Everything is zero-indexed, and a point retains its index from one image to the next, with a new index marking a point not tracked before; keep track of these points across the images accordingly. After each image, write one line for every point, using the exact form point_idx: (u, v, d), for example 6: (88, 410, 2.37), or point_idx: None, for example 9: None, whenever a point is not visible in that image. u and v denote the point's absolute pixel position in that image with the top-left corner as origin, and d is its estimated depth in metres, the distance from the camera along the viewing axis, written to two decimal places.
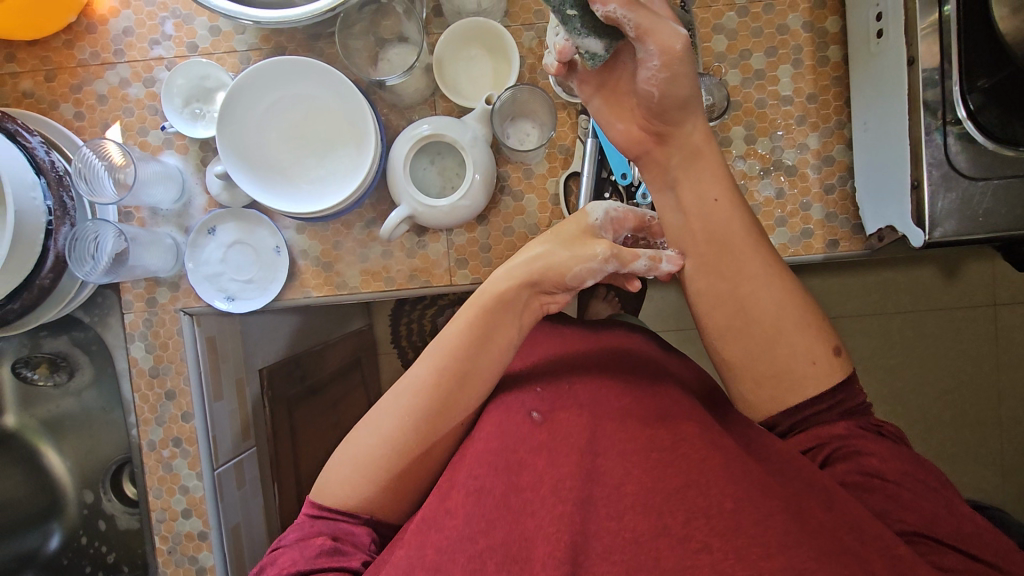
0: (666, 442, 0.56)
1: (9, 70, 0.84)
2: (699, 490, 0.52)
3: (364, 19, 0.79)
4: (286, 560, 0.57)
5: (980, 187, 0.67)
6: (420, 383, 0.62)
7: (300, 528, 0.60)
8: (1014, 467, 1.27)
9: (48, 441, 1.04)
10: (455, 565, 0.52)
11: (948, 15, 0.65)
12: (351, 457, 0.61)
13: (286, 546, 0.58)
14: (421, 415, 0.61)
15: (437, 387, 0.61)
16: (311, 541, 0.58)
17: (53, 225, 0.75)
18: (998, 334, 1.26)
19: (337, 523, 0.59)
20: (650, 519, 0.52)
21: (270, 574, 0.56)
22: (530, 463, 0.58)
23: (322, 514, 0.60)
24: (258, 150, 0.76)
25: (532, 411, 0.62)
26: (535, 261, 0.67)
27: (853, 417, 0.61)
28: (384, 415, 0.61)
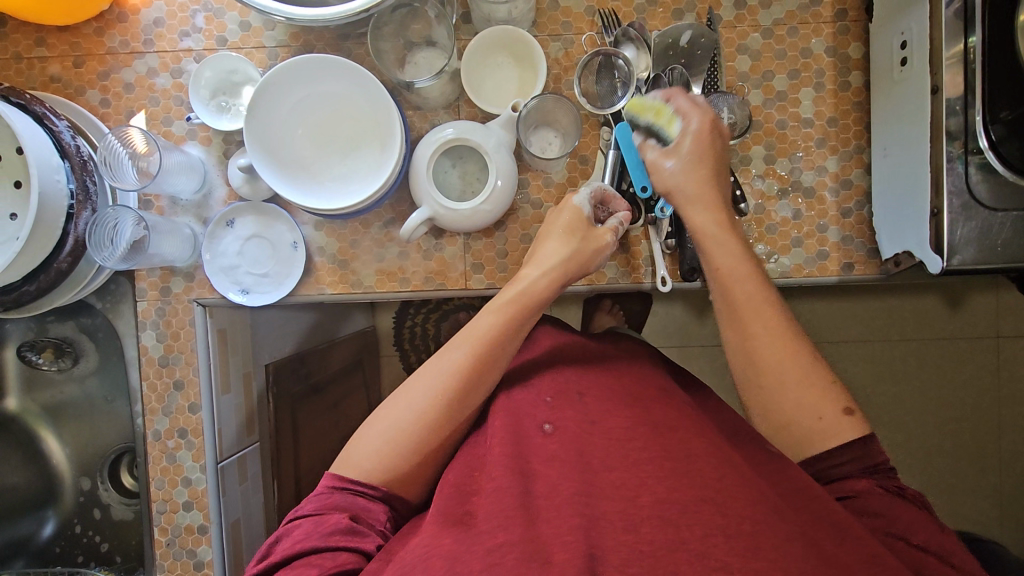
0: (682, 452, 0.57)
1: (38, 54, 0.85)
2: (716, 508, 0.51)
3: (394, 21, 0.79)
4: (301, 533, 0.57)
5: (1000, 218, 0.68)
6: (448, 369, 0.64)
7: (317, 499, 0.60)
8: (1013, 501, 1.26)
9: (48, 427, 1.03)
10: (474, 556, 0.51)
11: (972, 46, 0.66)
12: (369, 450, 0.61)
13: (303, 517, 0.58)
14: (443, 402, 0.63)
15: (461, 375, 0.64)
16: (327, 515, 0.58)
17: (75, 209, 0.75)
18: (1001, 367, 1.26)
19: (355, 498, 0.60)
20: (666, 531, 0.50)
21: (284, 545, 0.57)
22: (545, 471, 0.58)
23: (340, 487, 0.60)
24: (284, 144, 0.76)
25: (544, 423, 0.63)
26: (567, 262, 0.73)
27: (875, 473, 0.58)
28: (408, 403, 0.63)
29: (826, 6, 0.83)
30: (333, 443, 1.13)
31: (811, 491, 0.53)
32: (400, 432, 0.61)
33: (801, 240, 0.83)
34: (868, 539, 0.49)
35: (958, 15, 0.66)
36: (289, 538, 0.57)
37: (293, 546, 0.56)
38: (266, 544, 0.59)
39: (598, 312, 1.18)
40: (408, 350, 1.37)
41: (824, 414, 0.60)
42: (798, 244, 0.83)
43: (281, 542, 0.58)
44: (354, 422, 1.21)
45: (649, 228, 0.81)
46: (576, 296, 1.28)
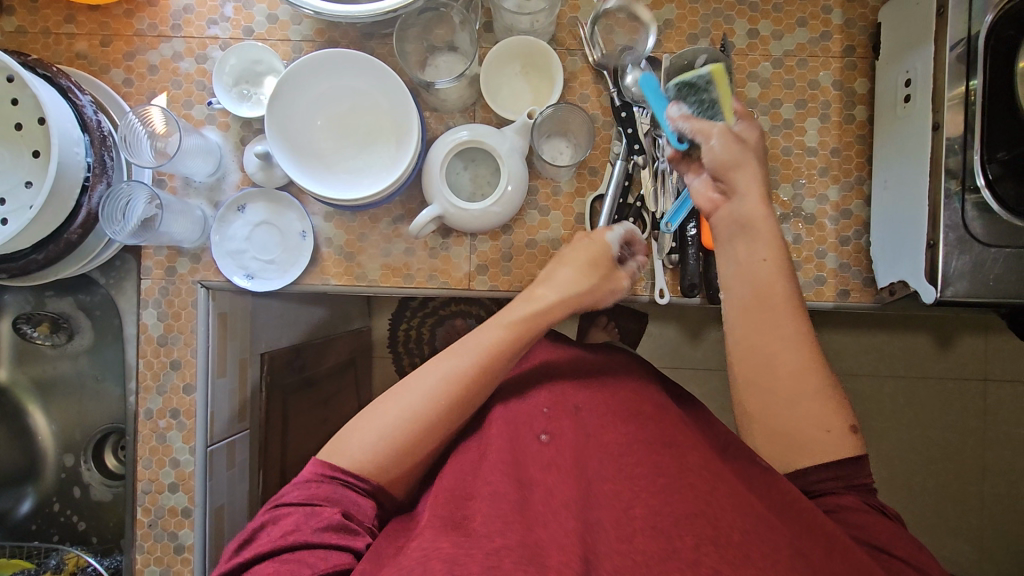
0: (682, 465, 0.58)
1: (67, 30, 0.86)
2: (708, 519, 0.52)
3: (419, 24, 0.82)
4: (291, 523, 0.56)
5: (993, 254, 0.70)
6: (444, 373, 0.65)
7: (306, 487, 0.59)
8: (993, 543, 1.27)
9: (36, 402, 1.02)
10: (474, 559, 0.49)
11: (973, 89, 0.68)
12: (360, 440, 0.61)
13: (291, 507, 0.58)
14: (443, 403, 0.64)
15: (460, 378, 0.65)
16: (318, 508, 0.57)
17: (90, 182, 0.77)
18: (987, 411, 1.28)
19: (347, 491, 0.59)
20: (659, 541, 0.51)
21: (273, 535, 0.56)
22: (541, 481, 0.59)
23: (333, 478, 0.60)
24: (300, 131, 0.78)
25: (542, 434, 0.65)
26: (583, 293, 0.75)
27: (857, 489, 0.58)
28: (399, 400, 0.63)
29: (836, 42, 0.86)
30: (320, 440, 1.13)
31: (800, 503, 0.53)
32: (390, 434, 0.62)
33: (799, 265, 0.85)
34: (859, 553, 0.50)
35: (961, 58, 0.68)
36: (276, 526, 0.57)
37: (282, 535, 0.55)
38: (248, 531, 0.58)
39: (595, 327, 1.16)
40: (402, 353, 1.37)
41: (818, 429, 0.60)
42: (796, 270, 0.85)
43: (267, 528, 0.57)
44: (343, 419, 1.21)
45: (654, 242, 0.83)
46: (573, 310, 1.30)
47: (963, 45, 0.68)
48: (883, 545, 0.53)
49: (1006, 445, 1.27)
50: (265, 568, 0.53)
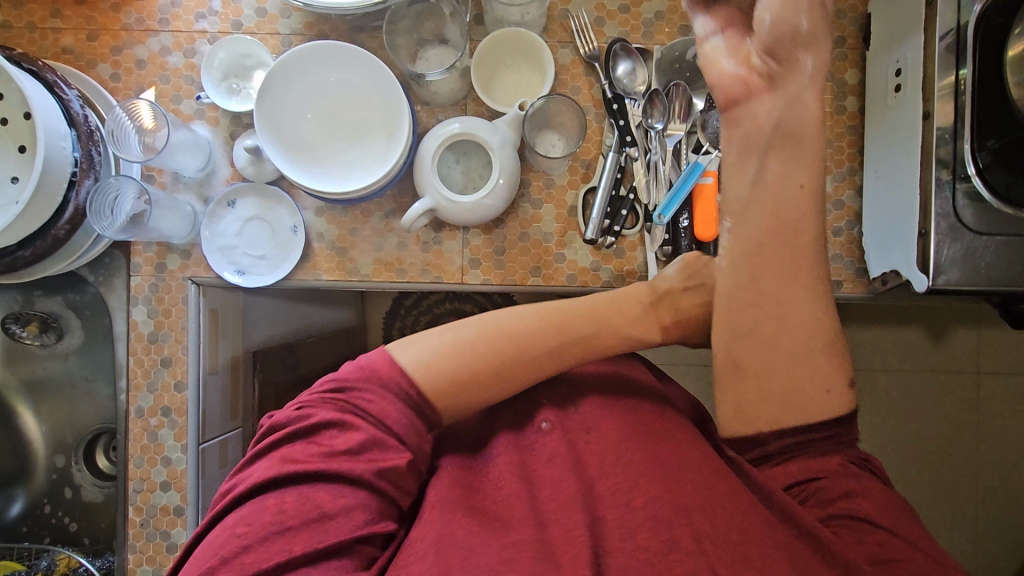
0: (683, 458, 0.57)
1: (52, 25, 0.85)
2: (705, 516, 0.51)
3: (409, 17, 0.81)
4: (355, 440, 0.55)
5: (983, 242, 0.70)
6: (515, 321, 0.64)
7: (381, 398, 0.57)
8: (987, 534, 1.28)
9: (25, 403, 1.01)
10: (489, 548, 0.50)
11: (963, 78, 0.69)
12: (421, 348, 0.62)
13: (362, 419, 0.56)
14: (534, 333, 0.64)
15: (532, 336, 0.64)
16: (384, 437, 0.56)
17: (77, 177, 0.76)
18: (980, 402, 1.28)
19: (414, 423, 0.58)
20: (659, 535, 0.50)
21: (336, 447, 0.54)
22: (547, 471, 0.59)
23: (405, 404, 0.58)
24: (292, 125, 0.78)
25: (543, 421, 0.63)
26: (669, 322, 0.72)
27: (841, 450, 0.60)
28: (468, 326, 0.64)
29: (826, 33, 0.86)
30: None
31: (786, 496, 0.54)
32: (477, 351, 0.62)
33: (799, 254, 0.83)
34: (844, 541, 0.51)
35: (951, 48, 0.69)
36: (339, 435, 0.55)
37: (341, 452, 0.54)
38: (313, 423, 0.56)
39: None
40: None
41: (819, 389, 0.62)
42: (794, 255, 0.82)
43: (329, 432, 0.55)
44: None
45: (646, 234, 0.83)
46: None
47: (953, 35, 0.69)
48: (869, 515, 0.54)
49: (999, 436, 1.28)
50: (316, 488, 0.52)
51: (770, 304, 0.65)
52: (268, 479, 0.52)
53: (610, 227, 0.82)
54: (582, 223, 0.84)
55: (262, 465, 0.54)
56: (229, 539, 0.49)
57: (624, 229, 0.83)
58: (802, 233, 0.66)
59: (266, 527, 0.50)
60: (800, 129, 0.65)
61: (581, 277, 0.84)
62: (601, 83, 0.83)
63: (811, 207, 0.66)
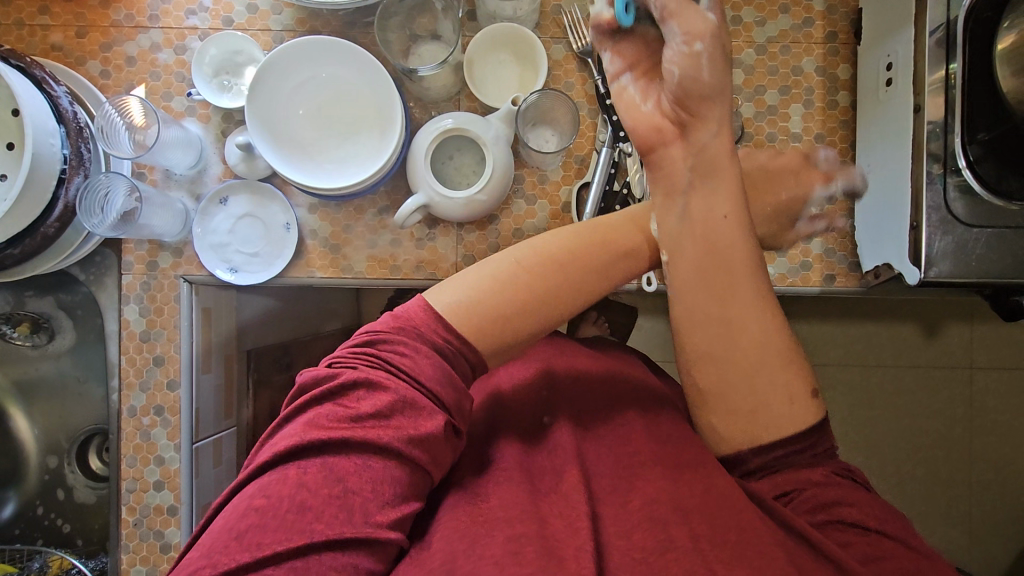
0: (680, 455, 0.57)
1: (41, 22, 0.84)
2: (703, 517, 0.51)
3: (402, 13, 0.81)
4: (385, 400, 0.50)
5: (975, 234, 0.71)
6: (558, 245, 0.59)
7: (414, 351, 0.53)
8: (980, 528, 1.28)
9: (17, 404, 1.00)
10: (493, 541, 0.48)
11: (953, 72, 0.69)
12: (457, 288, 0.57)
13: (394, 377, 0.52)
14: (571, 255, 0.59)
15: (569, 259, 0.59)
16: (417, 400, 0.51)
17: (66, 174, 0.75)
18: (973, 397, 1.29)
19: (451, 379, 0.53)
20: (655, 532, 0.50)
21: (365, 409, 0.50)
22: (549, 464, 0.58)
23: (441, 354, 0.54)
24: (284, 122, 0.77)
25: (543, 416, 0.64)
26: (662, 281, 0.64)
27: (821, 461, 0.57)
28: (508, 256, 0.58)
29: (818, 28, 0.86)
30: None
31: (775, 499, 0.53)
32: (508, 273, 0.57)
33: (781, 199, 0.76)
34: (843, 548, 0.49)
35: (940, 43, 0.69)
36: (367, 397, 0.51)
37: (370, 417, 0.49)
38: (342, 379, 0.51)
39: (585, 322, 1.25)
40: None
41: (784, 400, 0.58)
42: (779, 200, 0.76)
43: (357, 393, 0.51)
44: None
45: None
46: None
47: (943, 29, 0.69)
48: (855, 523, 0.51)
49: (992, 431, 1.29)
50: (339, 458, 0.48)
51: (724, 335, 0.59)
52: (292, 446, 0.48)
53: None
54: (576, 218, 0.83)
55: (286, 432, 0.50)
56: (246, 514, 0.45)
57: None
58: (734, 256, 0.60)
59: (287, 501, 0.45)
60: (716, 168, 0.60)
61: None
62: (594, 79, 0.83)
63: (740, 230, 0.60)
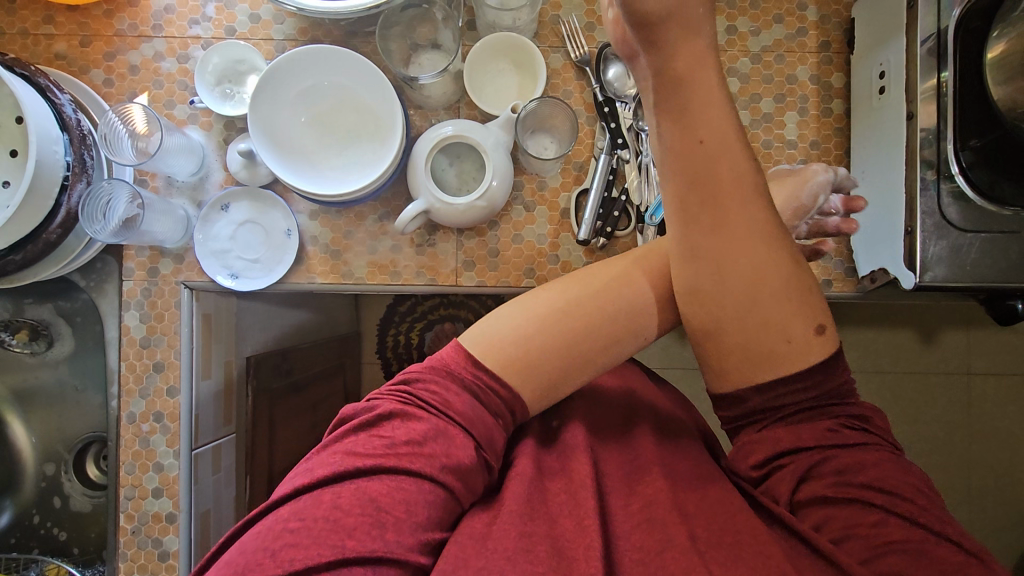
0: (683, 461, 0.58)
1: (45, 31, 0.85)
2: (701, 521, 0.51)
3: (402, 22, 0.82)
4: (423, 430, 0.53)
5: (969, 239, 0.72)
6: (598, 283, 0.60)
7: (445, 388, 0.56)
8: (981, 534, 1.28)
9: (16, 412, 1.00)
10: (508, 534, 0.49)
11: (945, 81, 0.70)
12: (494, 327, 0.59)
13: (430, 412, 0.54)
14: (601, 293, 0.60)
15: (596, 298, 0.60)
16: (453, 430, 0.54)
17: (69, 181, 0.75)
18: (971, 403, 1.30)
19: (483, 413, 0.56)
20: (654, 536, 0.50)
21: (404, 435, 0.52)
22: (561, 468, 0.58)
23: (473, 391, 0.56)
24: (286, 130, 0.78)
25: (551, 422, 0.64)
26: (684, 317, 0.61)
27: (827, 420, 0.56)
28: (543, 296, 0.60)
29: (811, 37, 0.88)
30: (307, 446, 1.10)
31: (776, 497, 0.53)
32: (547, 314, 0.59)
33: (818, 189, 0.71)
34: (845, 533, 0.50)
35: (932, 52, 0.70)
36: (400, 426, 0.53)
37: (404, 444, 0.51)
38: (383, 413, 0.54)
39: None
40: (390, 358, 1.36)
41: (780, 339, 0.56)
42: (816, 194, 0.71)
43: (391, 423, 0.53)
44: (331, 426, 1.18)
45: (639, 235, 0.83)
46: None
47: (934, 39, 0.70)
48: (862, 493, 0.51)
49: (991, 437, 1.29)
50: (372, 481, 0.49)
51: (730, 276, 0.55)
52: (329, 474, 0.49)
53: (603, 228, 0.83)
54: (575, 224, 0.84)
55: (324, 458, 0.51)
56: (280, 535, 0.45)
57: (617, 230, 0.84)
58: (722, 177, 0.52)
59: (322, 523, 0.46)
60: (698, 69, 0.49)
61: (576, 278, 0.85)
62: (593, 87, 0.84)
63: (729, 141, 0.52)
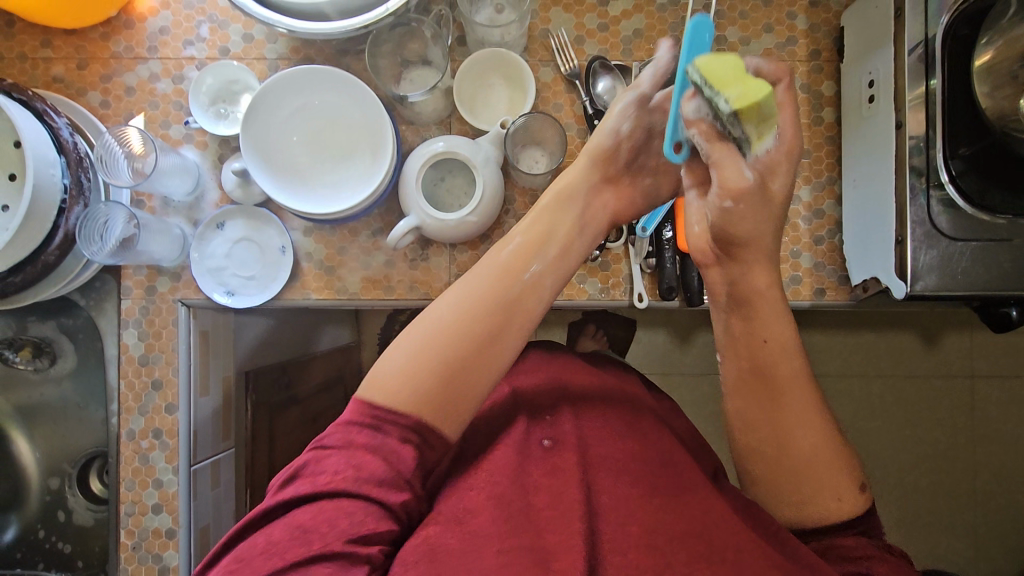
0: (685, 477, 0.59)
1: (43, 55, 0.87)
2: (702, 538, 0.53)
3: (392, 40, 0.83)
4: (331, 471, 0.50)
5: (959, 247, 0.72)
6: (460, 304, 0.57)
7: (347, 427, 0.52)
8: (986, 539, 1.27)
9: (20, 428, 1.01)
10: (486, 557, 0.50)
11: (933, 88, 0.70)
12: (376, 378, 0.54)
13: (334, 451, 0.51)
14: (472, 314, 0.56)
15: (463, 320, 0.56)
16: (362, 462, 0.50)
17: (66, 204, 0.76)
18: (975, 406, 1.29)
19: (392, 444, 0.51)
20: (652, 556, 0.52)
21: (314, 481, 0.50)
22: (546, 483, 0.58)
23: (376, 426, 0.52)
24: (281, 152, 0.79)
25: (543, 439, 0.62)
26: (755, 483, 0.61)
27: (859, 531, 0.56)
28: (410, 334, 0.56)
29: (801, 46, 0.88)
30: None
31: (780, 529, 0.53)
32: (420, 349, 0.54)
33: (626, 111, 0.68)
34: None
35: (920, 60, 0.70)
36: (316, 467, 0.50)
37: (318, 484, 0.49)
38: (295, 466, 0.51)
39: (583, 336, 1.27)
40: None
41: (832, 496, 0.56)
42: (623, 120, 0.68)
43: (308, 466, 0.51)
44: None
45: (631, 247, 0.84)
46: (562, 318, 1.30)
47: (922, 47, 0.70)
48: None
49: (994, 440, 1.28)
50: (295, 518, 0.48)
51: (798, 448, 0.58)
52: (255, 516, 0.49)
53: None
54: None
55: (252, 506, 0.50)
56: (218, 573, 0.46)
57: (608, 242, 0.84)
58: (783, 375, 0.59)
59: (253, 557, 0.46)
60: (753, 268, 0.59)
61: (566, 290, 0.85)
62: (583, 101, 0.85)
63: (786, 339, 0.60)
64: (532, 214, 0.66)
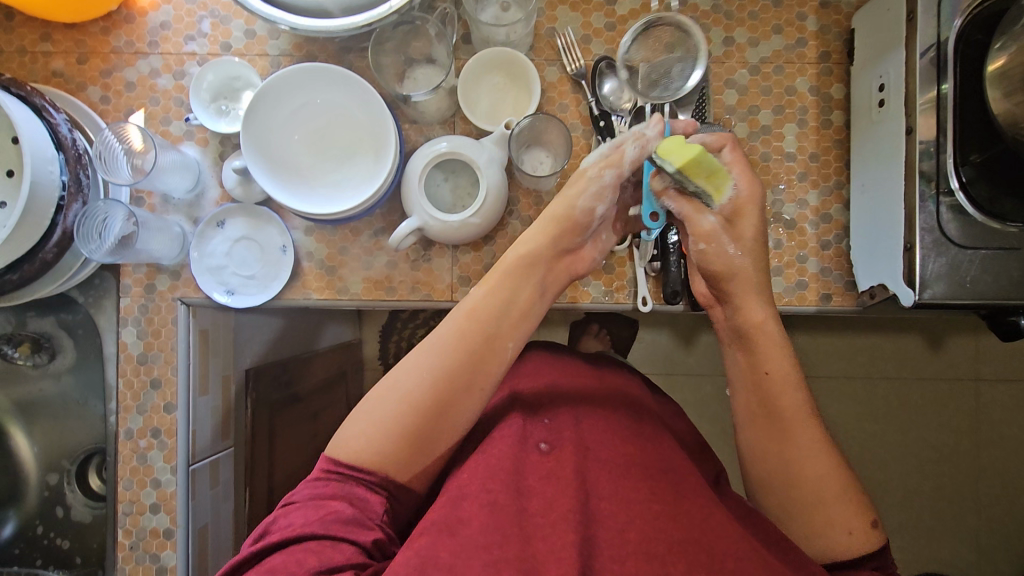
0: (686, 484, 0.57)
1: (43, 48, 0.86)
2: (702, 547, 0.52)
3: (395, 38, 0.82)
4: (301, 518, 0.54)
5: (969, 255, 0.71)
6: (424, 367, 0.59)
7: (315, 483, 0.57)
8: (988, 544, 1.27)
9: (18, 424, 1.01)
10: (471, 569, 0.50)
11: (944, 93, 0.69)
12: (348, 439, 0.58)
13: (304, 503, 0.55)
14: (434, 381, 0.59)
15: (424, 386, 0.59)
16: (329, 503, 0.54)
17: (64, 201, 0.75)
18: (979, 411, 1.28)
19: (359, 487, 0.56)
20: (650, 566, 0.51)
21: (285, 532, 0.53)
22: (540, 488, 0.57)
23: (342, 474, 0.56)
24: (281, 150, 0.78)
25: (540, 443, 0.62)
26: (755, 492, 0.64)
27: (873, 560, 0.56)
28: (375, 402, 0.59)
29: (811, 48, 0.86)
30: (308, 454, 1.10)
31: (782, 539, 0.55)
32: (384, 419, 0.58)
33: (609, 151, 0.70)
34: None
35: (932, 64, 0.69)
36: (287, 517, 0.54)
37: (291, 527, 0.53)
38: (265, 529, 0.55)
39: (586, 335, 1.26)
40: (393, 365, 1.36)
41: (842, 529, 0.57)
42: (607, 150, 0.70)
43: (279, 521, 0.54)
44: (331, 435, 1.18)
45: (635, 250, 0.83)
46: (565, 317, 1.30)
47: (933, 51, 0.69)
48: None
49: (998, 446, 1.27)
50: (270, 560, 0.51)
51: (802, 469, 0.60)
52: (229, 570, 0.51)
53: None
54: None
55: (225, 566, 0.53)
56: None
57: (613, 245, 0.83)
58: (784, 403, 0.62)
59: None
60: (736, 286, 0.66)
61: (570, 293, 0.84)
62: (588, 101, 0.84)
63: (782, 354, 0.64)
64: (491, 279, 0.65)
